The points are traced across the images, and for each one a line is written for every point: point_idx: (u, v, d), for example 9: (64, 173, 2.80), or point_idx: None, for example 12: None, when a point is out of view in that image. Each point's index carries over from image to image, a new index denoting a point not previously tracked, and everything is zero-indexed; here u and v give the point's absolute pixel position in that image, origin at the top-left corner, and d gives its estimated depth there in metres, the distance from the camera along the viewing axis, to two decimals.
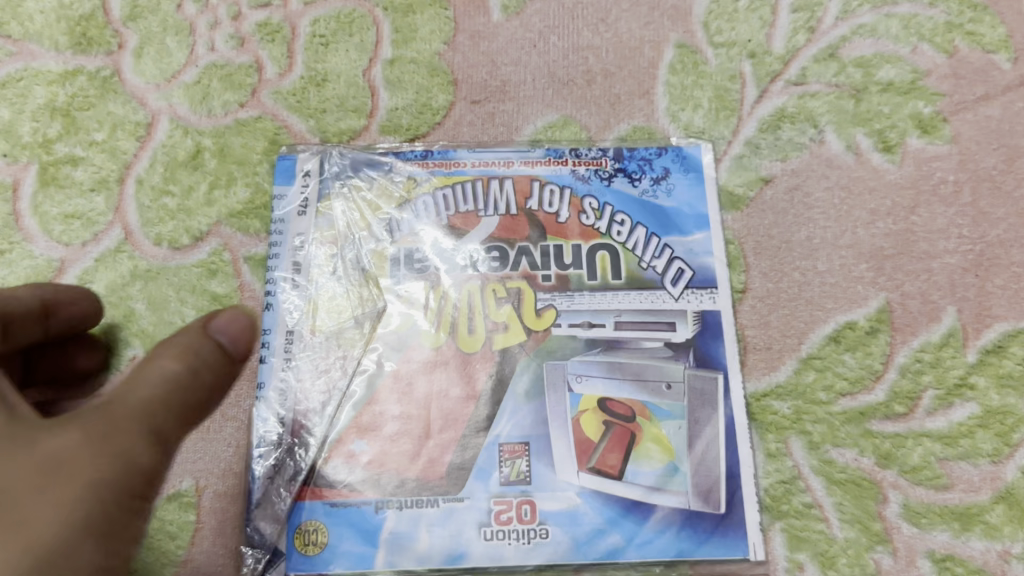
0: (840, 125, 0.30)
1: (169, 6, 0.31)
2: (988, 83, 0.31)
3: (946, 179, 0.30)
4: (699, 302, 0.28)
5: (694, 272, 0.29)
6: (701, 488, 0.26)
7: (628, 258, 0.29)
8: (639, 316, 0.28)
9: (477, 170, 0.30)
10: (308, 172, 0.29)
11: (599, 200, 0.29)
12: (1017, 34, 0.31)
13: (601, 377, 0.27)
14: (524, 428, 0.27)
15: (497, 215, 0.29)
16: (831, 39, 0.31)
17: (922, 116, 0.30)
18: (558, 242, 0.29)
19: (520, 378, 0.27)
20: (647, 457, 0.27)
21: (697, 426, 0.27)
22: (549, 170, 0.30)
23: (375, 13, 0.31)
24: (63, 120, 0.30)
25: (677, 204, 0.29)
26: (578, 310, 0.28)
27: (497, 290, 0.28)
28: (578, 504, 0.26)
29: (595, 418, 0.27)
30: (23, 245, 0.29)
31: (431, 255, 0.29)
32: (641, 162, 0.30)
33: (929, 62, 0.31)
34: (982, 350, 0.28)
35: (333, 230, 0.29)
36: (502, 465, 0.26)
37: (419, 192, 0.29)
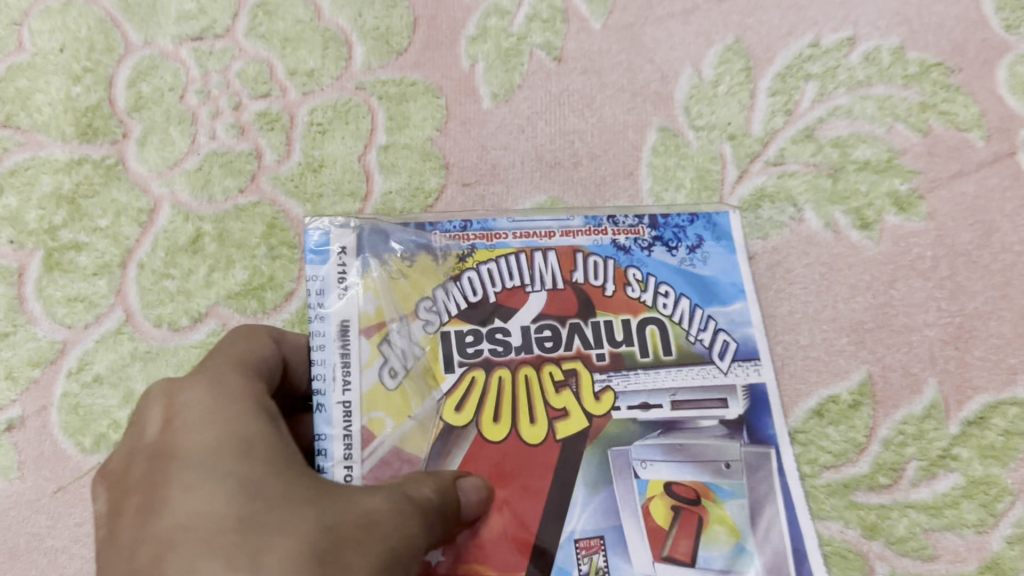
0: (819, 204, 0.31)
1: (172, 97, 0.33)
2: (962, 161, 0.32)
3: (923, 255, 0.31)
4: (746, 374, 0.28)
5: (738, 343, 0.29)
6: (770, 566, 0.26)
7: (676, 331, 0.29)
8: (693, 394, 0.28)
9: (519, 242, 0.29)
10: (344, 253, 0.28)
11: (642, 271, 0.29)
12: (989, 113, 0.32)
13: (664, 462, 0.27)
14: (599, 519, 0.26)
15: (543, 290, 0.29)
16: (808, 121, 0.32)
17: (899, 194, 0.31)
18: (610, 317, 0.29)
19: (587, 468, 0.27)
20: (715, 541, 0.26)
21: (758, 504, 0.27)
22: (593, 239, 0.30)
23: (370, 102, 0.33)
24: (68, 207, 0.31)
25: (714, 276, 0.30)
26: (634, 391, 0.28)
27: (552, 372, 0.28)
28: None
29: (662, 504, 0.27)
30: (27, 327, 0.30)
31: (485, 338, 0.28)
32: (676, 231, 0.30)
33: (904, 141, 0.32)
34: (965, 421, 0.28)
35: (377, 314, 0.27)
36: (582, 561, 0.26)
37: (464, 269, 0.28)
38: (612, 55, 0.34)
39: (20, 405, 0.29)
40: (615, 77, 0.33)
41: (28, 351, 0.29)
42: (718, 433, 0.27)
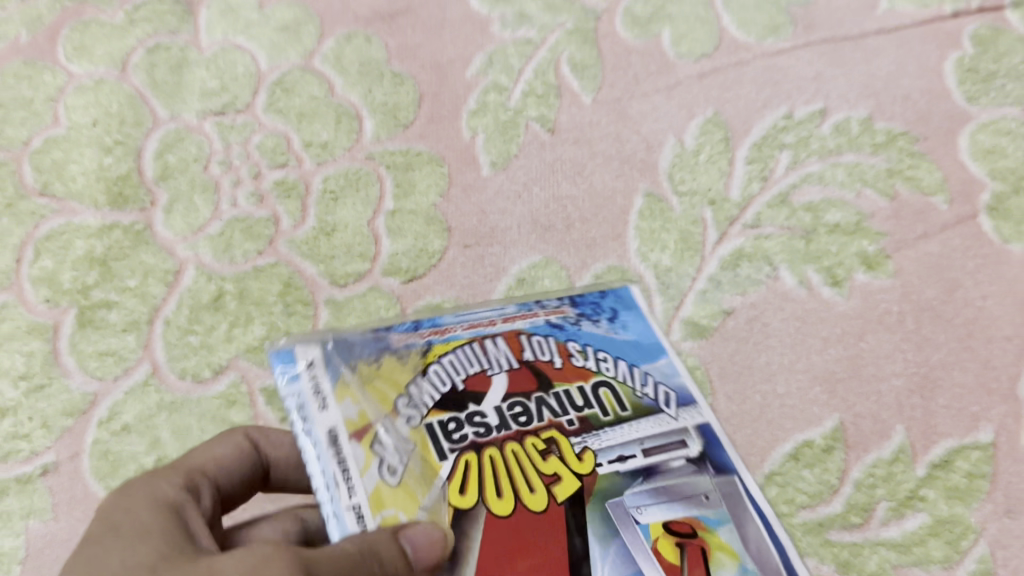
0: (794, 263, 0.34)
1: (196, 167, 0.35)
2: (927, 223, 0.34)
3: (890, 310, 0.33)
4: (696, 418, 0.23)
5: (676, 395, 0.24)
6: None
7: (627, 391, 0.24)
8: (658, 437, 0.22)
9: (469, 331, 0.24)
10: (311, 363, 0.22)
11: (579, 341, 0.25)
12: (951, 179, 0.35)
13: (651, 503, 0.21)
14: (620, 575, 0.20)
15: (503, 371, 0.23)
16: (783, 187, 0.35)
17: (867, 254, 0.34)
18: (566, 385, 0.23)
19: (595, 528, 0.20)
20: (728, 570, 0.20)
21: (750, 525, 0.21)
22: (525, 315, 0.25)
23: (378, 170, 0.35)
24: (99, 269, 0.34)
25: (637, 339, 0.25)
26: (609, 447, 0.22)
27: (535, 441, 0.22)
28: None
29: (669, 546, 0.20)
30: (61, 380, 0.32)
31: (463, 420, 0.22)
32: (594, 304, 0.26)
33: (872, 205, 0.35)
34: (930, 464, 0.31)
35: (363, 419, 0.21)
36: None
37: (431, 361, 0.23)
38: (602, 127, 0.37)
39: (55, 452, 0.31)
40: (605, 147, 0.36)
41: (61, 401, 0.32)
42: (682, 462, 0.22)
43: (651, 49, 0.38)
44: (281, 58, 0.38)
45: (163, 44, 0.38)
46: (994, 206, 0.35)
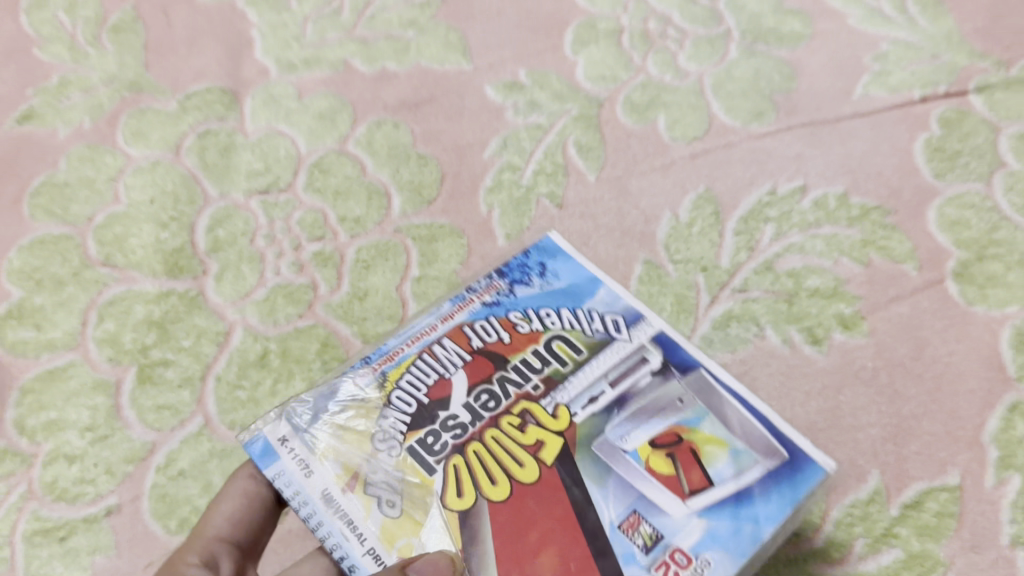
0: (778, 324, 0.38)
1: (243, 241, 0.40)
2: (898, 287, 0.38)
3: (865, 365, 0.37)
4: (644, 332, 0.28)
5: (623, 315, 0.29)
6: (759, 447, 0.25)
7: (577, 336, 0.28)
8: (618, 368, 0.27)
9: (415, 346, 0.28)
10: (283, 439, 0.26)
11: (518, 309, 0.29)
12: (920, 249, 0.39)
13: (634, 425, 0.26)
14: (622, 502, 0.24)
15: (460, 368, 0.28)
16: (768, 256, 0.39)
17: (844, 316, 0.38)
18: (524, 354, 0.28)
19: (586, 470, 0.25)
20: (715, 457, 0.25)
21: (721, 412, 0.26)
22: (471, 301, 0.29)
23: (405, 242, 0.40)
24: (157, 331, 0.38)
25: (573, 286, 0.30)
26: (575, 395, 0.27)
27: (509, 417, 0.26)
28: (710, 525, 0.24)
29: (658, 456, 0.25)
30: (123, 430, 0.36)
31: (441, 430, 0.26)
32: (522, 268, 0.31)
33: (848, 272, 0.39)
34: (903, 505, 0.34)
35: (346, 468, 0.25)
36: (633, 539, 0.24)
37: (390, 389, 0.27)
38: (605, 202, 0.41)
39: (118, 494, 0.35)
40: (607, 220, 0.40)
41: (123, 449, 0.36)
42: (652, 380, 0.27)
43: (649, 132, 0.43)
44: (319, 143, 0.42)
45: (212, 130, 0.43)
46: (959, 272, 0.38)
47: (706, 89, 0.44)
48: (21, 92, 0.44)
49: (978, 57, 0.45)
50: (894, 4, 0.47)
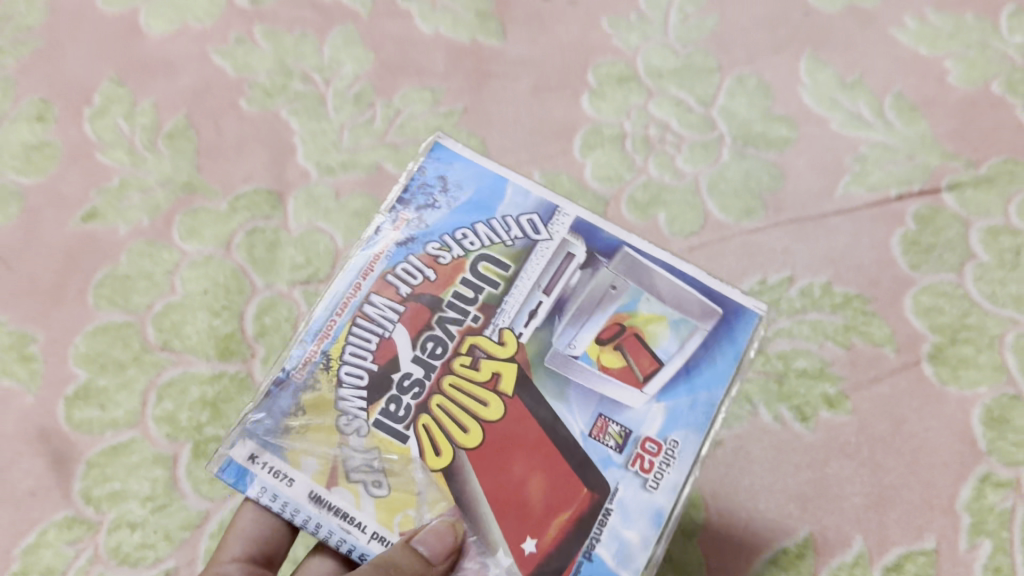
0: (769, 402, 0.42)
1: (287, 327, 0.45)
2: (878, 368, 0.43)
3: (849, 440, 0.41)
4: (562, 226, 0.37)
5: (536, 212, 0.37)
6: (692, 311, 0.35)
7: (497, 249, 0.36)
8: (550, 271, 0.36)
9: (347, 314, 0.35)
10: (253, 457, 0.32)
11: (435, 240, 0.36)
12: (898, 333, 0.44)
13: (584, 331, 0.35)
14: (587, 403, 0.33)
15: (398, 320, 0.35)
16: (759, 339, 0.43)
17: (829, 395, 0.42)
18: (457, 285, 0.36)
19: (547, 387, 0.34)
20: (658, 338, 0.35)
21: (653, 288, 0.36)
22: (393, 240, 0.36)
23: None
24: (210, 410, 0.43)
25: (479, 198, 0.37)
26: (515, 315, 0.35)
27: (461, 354, 0.34)
28: (667, 407, 0.33)
29: (611, 353, 0.34)
30: (179, 499, 0.41)
31: (401, 393, 0.34)
32: (423, 189, 0.37)
33: (833, 354, 0.43)
34: (885, 567, 0.38)
35: (323, 466, 0.32)
36: (606, 440, 0.33)
37: (337, 372, 0.34)
38: None
39: (176, 558, 0.40)
40: None
41: (180, 517, 0.41)
42: (588, 275, 0.36)
43: (650, 228, 0.48)
44: (355, 239, 0.47)
45: (259, 227, 0.47)
46: (934, 354, 0.43)
47: (702, 188, 0.49)
48: (85, 193, 0.49)
49: (949, 157, 0.49)
50: (873, 107, 0.51)
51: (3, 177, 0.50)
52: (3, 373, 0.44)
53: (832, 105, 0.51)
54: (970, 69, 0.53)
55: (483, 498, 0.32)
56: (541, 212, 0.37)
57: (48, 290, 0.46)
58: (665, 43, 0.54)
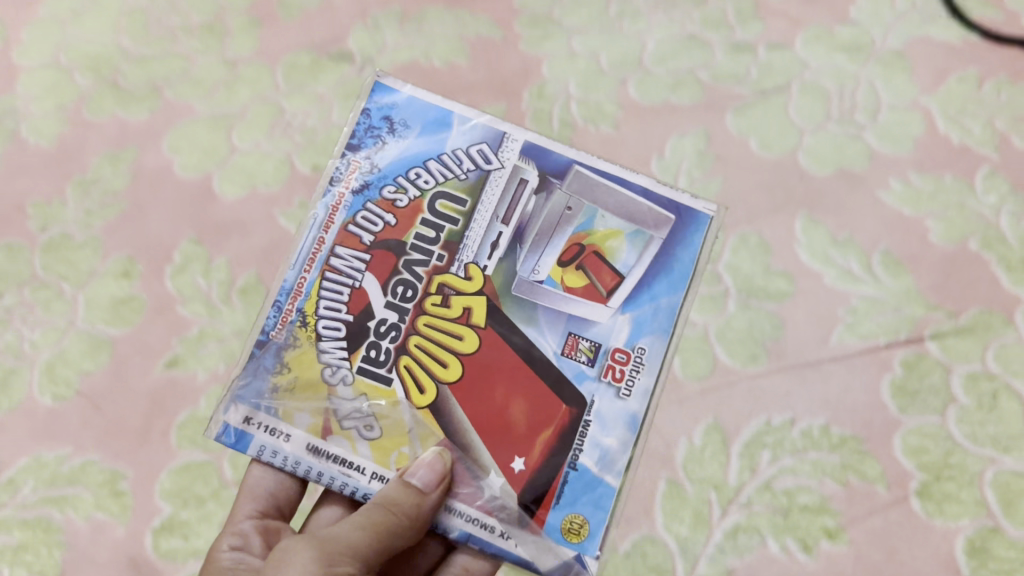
0: (777, 535, 0.51)
1: None
2: (872, 503, 0.52)
3: (846, 568, 0.51)
4: (511, 153, 0.57)
5: (483, 145, 0.57)
6: (652, 224, 0.56)
7: (451, 186, 0.56)
8: (504, 200, 0.55)
9: (316, 271, 0.53)
10: (248, 418, 0.50)
11: (390, 185, 0.55)
12: (888, 471, 0.52)
13: (551, 256, 0.54)
14: (556, 323, 0.53)
15: (365, 265, 0.53)
16: (766, 476, 0.52)
17: (828, 528, 0.51)
18: (416, 227, 0.54)
19: (515, 315, 0.53)
20: (616, 254, 0.55)
21: (606, 199, 0.56)
22: (354, 176, 0.55)
23: None
24: None
25: (424, 128, 0.57)
26: (474, 251, 0.54)
27: (432, 296, 0.53)
28: (632, 319, 0.54)
29: (579, 275, 0.54)
30: None
31: (381, 337, 0.52)
32: (372, 131, 0.57)
33: (831, 491, 0.52)
34: None
35: (317, 418, 0.50)
36: (581, 357, 0.53)
37: (313, 326, 0.52)
38: None
39: None
40: None
41: None
42: (547, 195, 0.56)
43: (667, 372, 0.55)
44: None
45: None
46: (920, 491, 0.52)
47: (710, 336, 0.55)
48: (168, 342, 0.57)
49: (932, 308, 0.56)
50: (862, 262, 0.58)
51: (96, 327, 0.57)
52: (99, 508, 0.52)
53: (826, 261, 0.58)
54: (949, 228, 0.59)
55: (467, 423, 0.51)
56: (484, 141, 0.57)
57: (135, 431, 0.54)
58: None
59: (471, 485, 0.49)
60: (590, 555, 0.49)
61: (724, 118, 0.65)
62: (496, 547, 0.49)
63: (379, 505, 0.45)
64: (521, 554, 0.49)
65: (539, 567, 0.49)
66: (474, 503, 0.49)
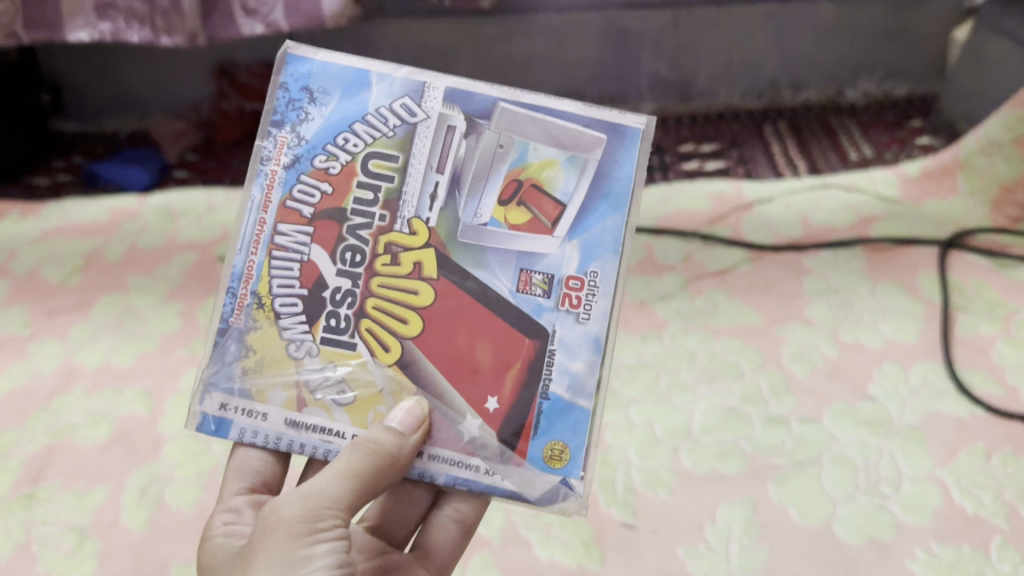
0: None
1: None
2: None
3: None
4: (434, 100, 0.59)
5: (406, 95, 0.59)
6: (586, 142, 0.59)
7: (383, 142, 0.59)
8: (436, 147, 0.59)
9: (264, 253, 0.58)
10: (223, 404, 0.57)
11: (321, 152, 0.59)
12: None
13: (490, 194, 0.59)
14: (506, 268, 0.59)
15: (310, 235, 0.58)
16: None
17: None
18: (354, 190, 0.59)
19: (464, 261, 0.59)
20: (555, 180, 0.59)
21: (535, 125, 0.59)
22: (282, 154, 0.58)
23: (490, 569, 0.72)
24: None
25: (344, 91, 0.59)
26: (417, 205, 0.59)
27: (382, 256, 0.58)
28: (581, 244, 0.59)
29: (522, 212, 0.59)
30: None
31: (338, 303, 0.58)
32: (293, 107, 0.59)
33: None
34: None
35: (288, 398, 0.57)
36: (535, 291, 0.59)
37: (269, 307, 0.58)
38: None
39: None
40: None
41: None
42: (477, 137, 0.59)
43: None
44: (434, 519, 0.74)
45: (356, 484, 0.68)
46: None
47: None
48: None
49: None
50: None
51: None
52: None
53: None
54: None
55: (431, 368, 0.58)
56: (407, 93, 0.59)
57: None
58: (729, 570, 0.72)
59: (451, 431, 0.57)
60: (575, 477, 0.58)
61: (767, 488, 0.77)
62: (483, 487, 0.57)
63: (360, 451, 0.52)
64: (507, 487, 0.57)
65: (528, 496, 0.57)
66: (456, 447, 0.57)
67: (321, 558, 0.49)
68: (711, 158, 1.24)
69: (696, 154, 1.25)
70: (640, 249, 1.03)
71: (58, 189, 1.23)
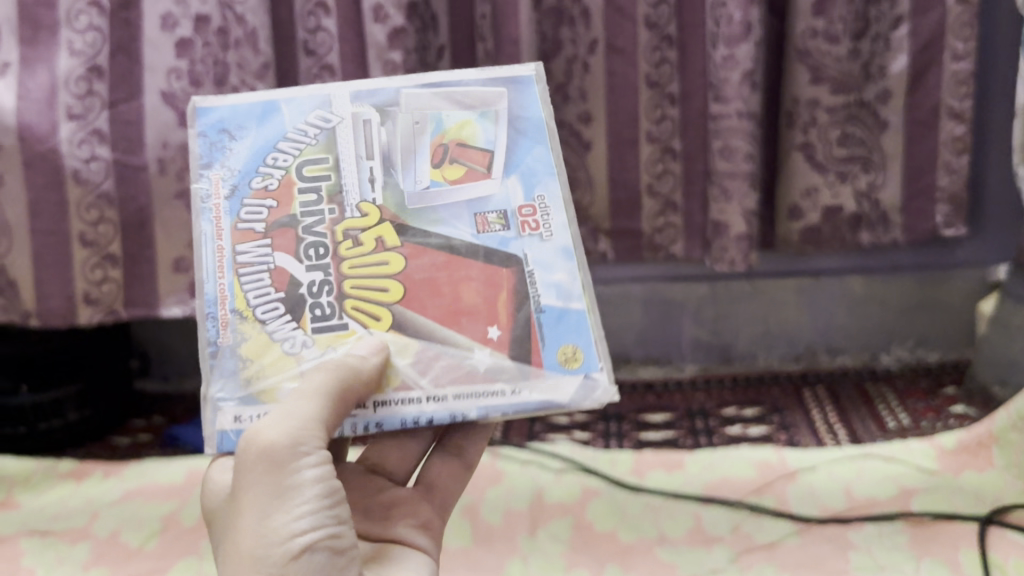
0: None
1: None
2: None
3: None
4: (344, 105, 0.66)
5: (317, 109, 0.66)
6: (486, 98, 0.66)
7: (309, 149, 0.65)
8: (357, 134, 0.65)
9: (229, 275, 0.62)
10: (236, 415, 0.60)
11: (252, 173, 0.64)
12: None
13: (420, 159, 0.65)
14: (464, 219, 0.64)
15: (270, 246, 0.63)
16: None
17: None
18: (297, 197, 0.64)
19: (413, 220, 0.64)
20: (475, 134, 0.66)
21: (439, 99, 0.66)
22: (220, 189, 0.64)
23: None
24: None
25: (259, 122, 0.65)
26: (360, 189, 0.64)
27: (343, 243, 0.63)
28: (521, 178, 0.65)
29: (457, 170, 0.65)
30: None
31: (317, 293, 0.62)
32: (217, 147, 0.64)
33: None
34: None
35: None
36: (493, 230, 0.64)
37: (251, 313, 0.62)
38: None
39: None
40: None
41: None
42: (392, 122, 0.65)
43: None
44: None
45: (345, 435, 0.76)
46: None
47: None
48: None
49: None
50: None
51: None
52: None
53: None
54: None
55: (408, 314, 0.62)
56: (317, 107, 0.66)
57: None
58: None
59: (463, 367, 0.60)
60: (595, 369, 0.61)
61: None
62: (507, 409, 0.60)
63: (328, 376, 0.57)
64: (534, 398, 0.60)
65: (560, 400, 0.60)
66: (472, 379, 0.60)
67: (310, 486, 0.58)
68: (754, 423, 1.29)
69: (739, 418, 1.30)
70: (689, 519, 1.08)
71: (137, 447, 1.32)
